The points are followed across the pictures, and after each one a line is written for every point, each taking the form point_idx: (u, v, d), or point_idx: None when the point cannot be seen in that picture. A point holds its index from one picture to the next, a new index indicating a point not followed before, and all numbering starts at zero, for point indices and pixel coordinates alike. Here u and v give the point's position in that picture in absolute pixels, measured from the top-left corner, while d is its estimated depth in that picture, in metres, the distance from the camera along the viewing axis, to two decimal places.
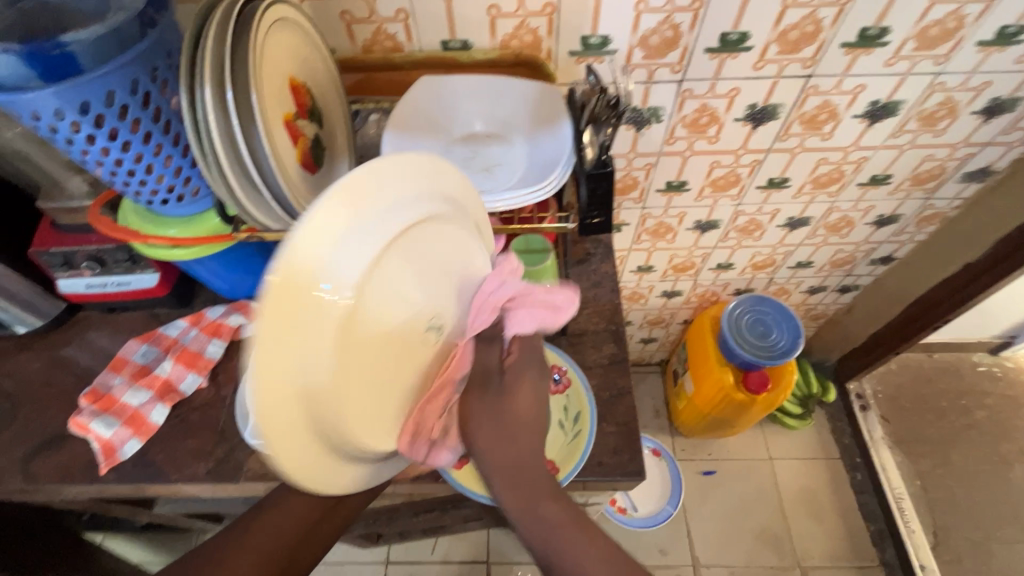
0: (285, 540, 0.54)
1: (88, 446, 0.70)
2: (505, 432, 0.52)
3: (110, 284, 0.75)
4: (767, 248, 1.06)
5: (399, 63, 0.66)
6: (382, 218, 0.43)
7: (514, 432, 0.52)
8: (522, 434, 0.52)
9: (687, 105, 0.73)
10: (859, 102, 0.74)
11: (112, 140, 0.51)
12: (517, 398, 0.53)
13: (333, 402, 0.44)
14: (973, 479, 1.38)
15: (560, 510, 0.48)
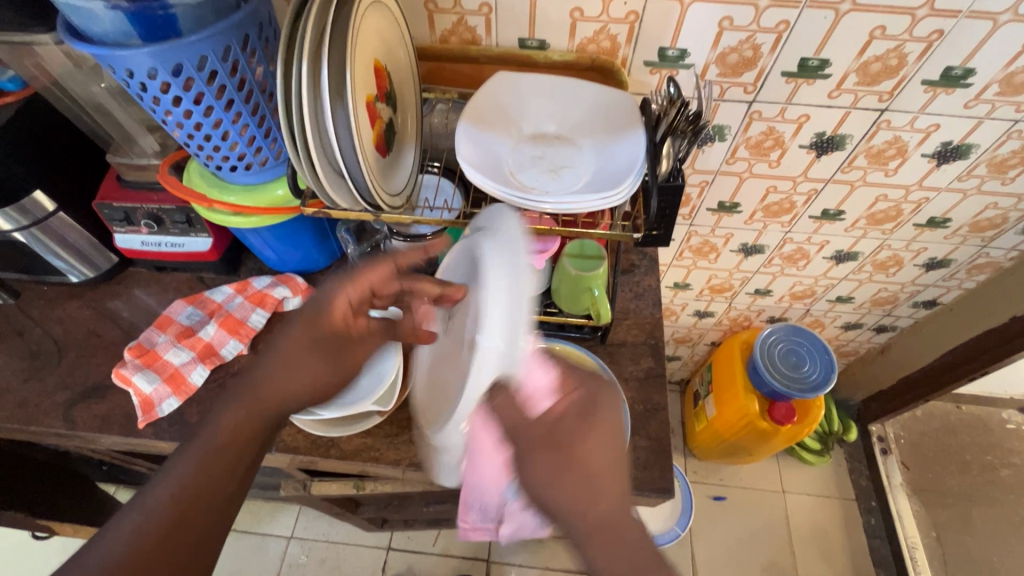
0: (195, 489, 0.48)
1: (128, 399, 0.72)
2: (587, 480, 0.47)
3: (165, 244, 0.76)
4: (810, 279, 1.05)
5: (473, 56, 0.66)
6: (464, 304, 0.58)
7: (583, 480, 0.47)
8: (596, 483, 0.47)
9: (754, 127, 0.72)
10: (930, 141, 0.72)
11: (196, 104, 0.53)
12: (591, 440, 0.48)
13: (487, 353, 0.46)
14: (991, 538, 1.34)
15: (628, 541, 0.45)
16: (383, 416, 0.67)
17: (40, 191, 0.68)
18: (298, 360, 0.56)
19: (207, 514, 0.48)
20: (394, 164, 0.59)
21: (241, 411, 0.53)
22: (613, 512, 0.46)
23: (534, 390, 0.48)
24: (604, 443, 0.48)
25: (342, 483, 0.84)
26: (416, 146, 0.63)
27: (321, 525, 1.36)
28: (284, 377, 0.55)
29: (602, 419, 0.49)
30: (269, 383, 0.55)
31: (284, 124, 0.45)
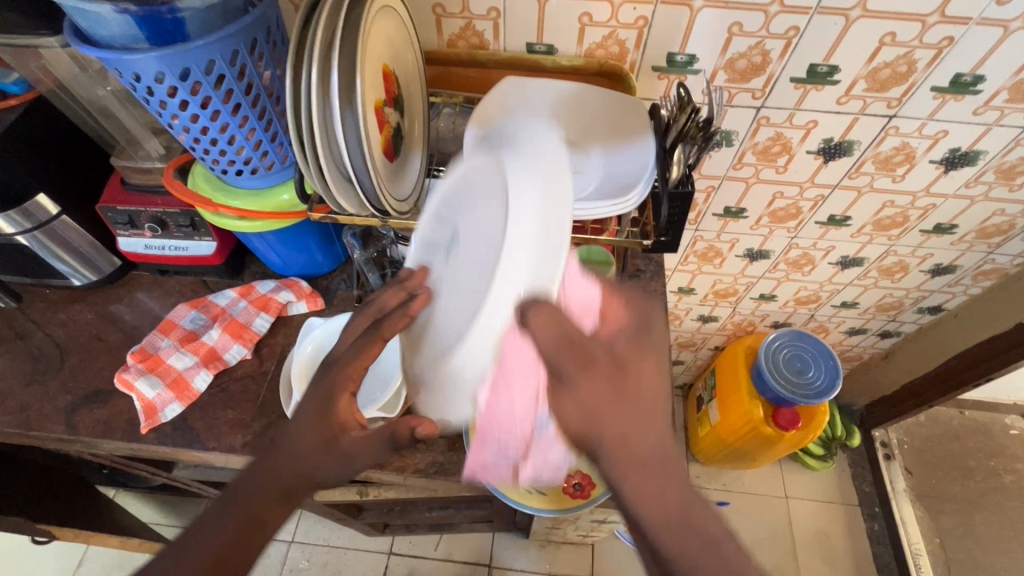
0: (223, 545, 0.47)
1: (130, 404, 0.71)
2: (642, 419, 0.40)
3: (168, 248, 0.76)
4: (814, 285, 1.05)
5: (480, 60, 0.65)
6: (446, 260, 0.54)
7: (637, 411, 0.40)
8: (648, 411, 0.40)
9: (762, 132, 0.72)
10: (938, 147, 0.72)
11: (203, 109, 0.52)
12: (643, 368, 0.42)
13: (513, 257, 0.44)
14: (996, 545, 1.33)
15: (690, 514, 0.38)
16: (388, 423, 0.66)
17: (43, 194, 0.67)
18: (319, 450, 0.51)
19: (247, 560, 0.48)
20: (402, 168, 0.59)
21: (271, 474, 0.50)
22: (667, 454, 0.40)
23: (580, 305, 0.45)
24: (658, 373, 0.42)
25: (345, 489, 0.84)
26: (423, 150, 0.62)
27: (322, 529, 1.35)
28: (305, 464, 0.50)
29: (659, 341, 0.43)
30: (296, 459, 0.50)
31: (292, 130, 0.45)
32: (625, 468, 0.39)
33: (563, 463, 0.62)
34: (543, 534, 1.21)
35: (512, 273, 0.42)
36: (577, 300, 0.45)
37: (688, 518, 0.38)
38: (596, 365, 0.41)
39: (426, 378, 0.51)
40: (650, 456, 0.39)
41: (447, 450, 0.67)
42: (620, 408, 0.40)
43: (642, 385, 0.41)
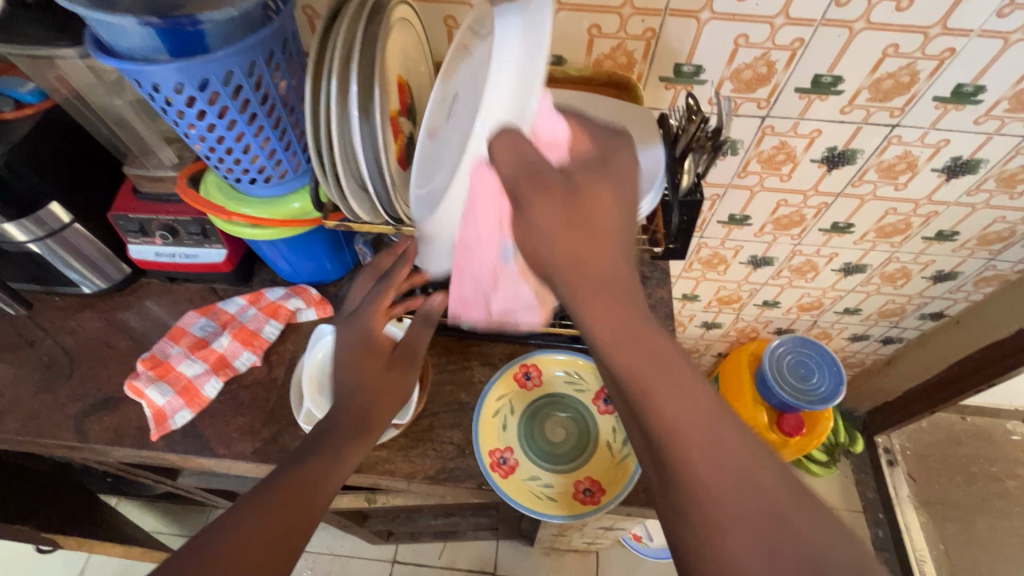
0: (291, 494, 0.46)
1: (140, 411, 0.71)
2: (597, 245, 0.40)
3: (179, 255, 0.76)
4: (817, 291, 1.05)
5: None
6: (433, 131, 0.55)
7: (593, 239, 0.40)
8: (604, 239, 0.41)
9: (766, 141, 0.73)
10: (940, 156, 0.73)
11: (220, 118, 0.53)
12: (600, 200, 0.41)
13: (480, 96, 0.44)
14: (1000, 551, 1.33)
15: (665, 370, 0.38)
16: (398, 430, 0.66)
17: (56, 202, 0.68)
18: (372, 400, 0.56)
19: (305, 520, 0.46)
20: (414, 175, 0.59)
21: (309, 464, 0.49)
22: (621, 279, 0.40)
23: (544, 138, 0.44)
24: (614, 202, 0.42)
25: (354, 497, 0.84)
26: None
27: (326, 538, 1.34)
28: (360, 412, 0.55)
29: (618, 171, 0.44)
30: (343, 437, 0.53)
31: (311, 139, 0.46)
32: (576, 288, 0.40)
33: (533, 303, 0.59)
34: (549, 542, 1.21)
35: (487, 116, 0.42)
36: (544, 131, 0.44)
37: (675, 385, 0.37)
38: (549, 188, 0.40)
39: (417, 229, 0.54)
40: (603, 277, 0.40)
41: (457, 456, 0.67)
42: (574, 235, 0.40)
43: (594, 208, 0.41)
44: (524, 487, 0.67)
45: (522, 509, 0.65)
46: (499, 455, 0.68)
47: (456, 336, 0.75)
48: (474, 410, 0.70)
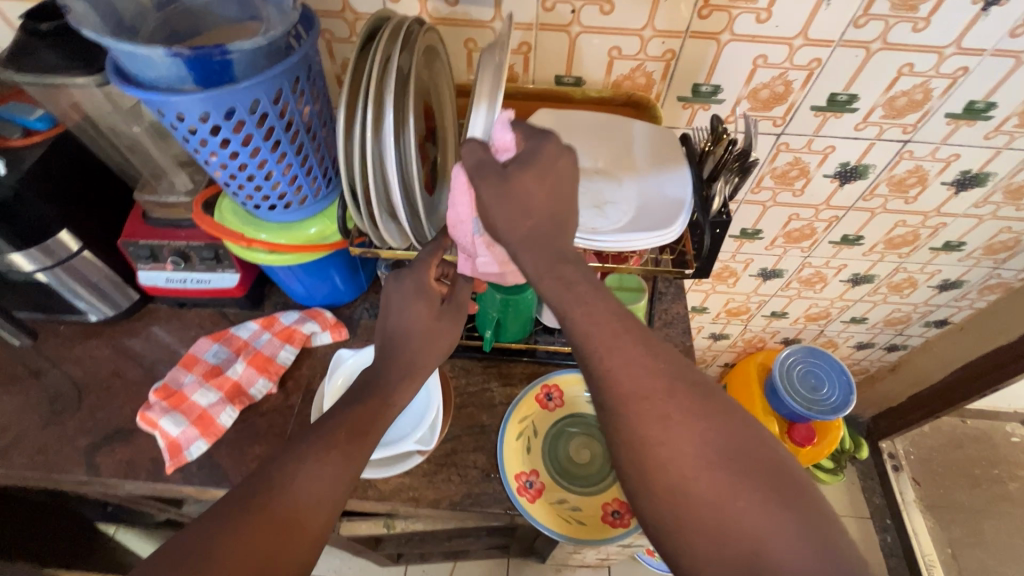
0: (305, 492, 0.43)
1: (154, 443, 0.69)
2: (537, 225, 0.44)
3: (190, 281, 0.75)
4: (825, 301, 1.06)
5: (512, 92, 0.66)
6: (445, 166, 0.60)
7: (525, 214, 0.44)
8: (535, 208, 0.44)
9: (780, 158, 0.74)
10: (950, 170, 0.74)
11: (244, 145, 0.52)
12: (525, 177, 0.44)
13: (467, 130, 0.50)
14: (1007, 554, 1.35)
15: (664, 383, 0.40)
16: (423, 456, 0.66)
17: (64, 231, 0.66)
18: (420, 343, 0.54)
19: (315, 517, 0.43)
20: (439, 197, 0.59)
21: (285, 484, 0.43)
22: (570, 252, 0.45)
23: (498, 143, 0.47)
24: (535, 177, 0.44)
25: (372, 523, 0.82)
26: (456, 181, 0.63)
27: (333, 561, 1.32)
28: (412, 357, 0.54)
29: (549, 164, 0.45)
30: (342, 441, 0.47)
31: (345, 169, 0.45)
32: (520, 246, 0.44)
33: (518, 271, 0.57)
34: (562, 558, 1.20)
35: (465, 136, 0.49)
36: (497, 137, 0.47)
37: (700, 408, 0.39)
38: (487, 174, 0.44)
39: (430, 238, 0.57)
40: (533, 237, 0.44)
41: (483, 481, 0.66)
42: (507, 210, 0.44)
43: (525, 183, 0.44)
44: (552, 512, 0.66)
45: (553, 535, 0.63)
46: (525, 479, 0.67)
47: (476, 357, 0.75)
48: (498, 434, 0.69)
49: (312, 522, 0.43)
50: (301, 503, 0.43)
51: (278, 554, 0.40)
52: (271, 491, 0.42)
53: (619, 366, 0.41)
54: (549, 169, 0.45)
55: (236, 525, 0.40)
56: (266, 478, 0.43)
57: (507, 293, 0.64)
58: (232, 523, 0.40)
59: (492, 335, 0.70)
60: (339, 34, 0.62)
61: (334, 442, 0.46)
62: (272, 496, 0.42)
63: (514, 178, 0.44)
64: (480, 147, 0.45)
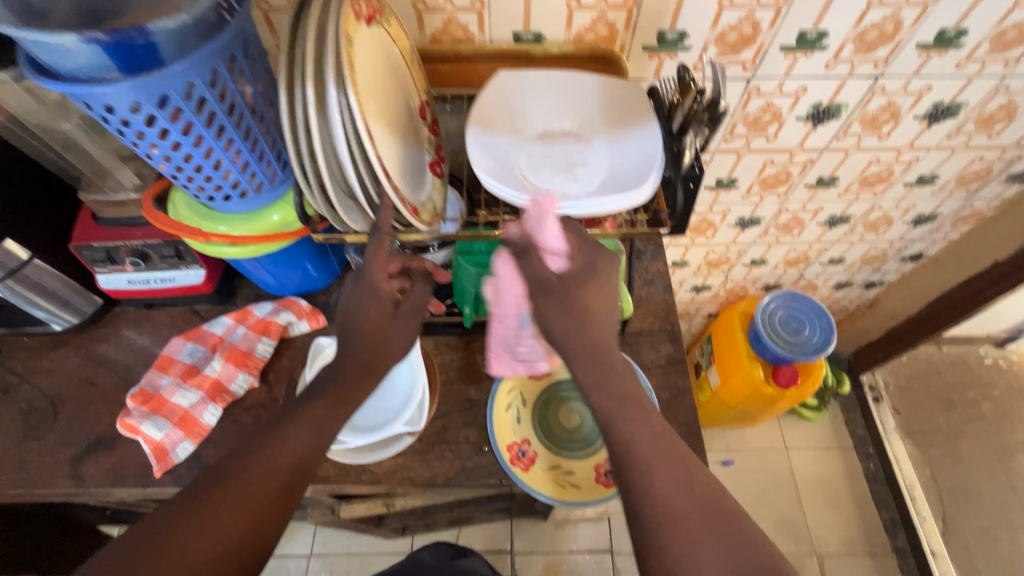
0: (257, 479, 0.46)
1: (138, 448, 0.68)
2: (597, 342, 0.50)
3: (153, 280, 0.72)
4: (804, 245, 1.07)
5: (467, 55, 0.63)
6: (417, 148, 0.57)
7: (588, 327, 0.50)
8: (592, 321, 0.50)
9: (752, 103, 0.72)
10: (923, 102, 0.73)
11: (185, 136, 0.49)
12: (587, 295, 0.50)
13: (375, 102, 0.47)
14: (982, 469, 1.42)
15: (694, 505, 0.43)
16: (414, 436, 0.66)
17: (10, 240, 0.62)
18: (378, 342, 0.54)
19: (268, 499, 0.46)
20: (410, 154, 0.55)
21: (247, 471, 0.46)
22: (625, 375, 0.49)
23: (550, 246, 0.51)
24: (594, 295, 0.50)
25: (370, 503, 0.83)
26: (430, 147, 0.61)
27: (340, 539, 1.35)
28: (372, 354, 0.54)
29: (597, 282, 0.51)
30: (307, 424, 0.50)
31: (292, 152, 0.42)
32: (580, 350, 0.49)
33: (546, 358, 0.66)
34: (563, 514, 1.24)
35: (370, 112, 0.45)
36: (548, 237, 0.51)
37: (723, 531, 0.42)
38: (549, 290, 0.50)
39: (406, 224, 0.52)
40: (587, 347, 0.49)
41: (476, 455, 0.67)
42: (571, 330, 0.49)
43: (591, 299, 0.50)
44: (547, 478, 0.66)
45: (548, 501, 0.64)
46: (517, 449, 0.67)
47: (458, 333, 0.74)
48: (487, 407, 0.69)
49: (268, 505, 0.46)
50: (256, 488, 0.46)
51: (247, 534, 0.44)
52: (237, 478, 0.46)
53: (677, 472, 0.45)
54: (604, 284, 0.51)
55: (194, 513, 0.44)
56: (223, 470, 0.47)
57: (482, 267, 0.62)
58: (201, 509, 0.44)
59: (472, 309, 0.68)
60: (274, 3, 0.57)
61: (284, 434, 0.49)
62: (239, 482, 0.46)
63: (574, 295, 0.50)
64: (538, 257, 0.51)
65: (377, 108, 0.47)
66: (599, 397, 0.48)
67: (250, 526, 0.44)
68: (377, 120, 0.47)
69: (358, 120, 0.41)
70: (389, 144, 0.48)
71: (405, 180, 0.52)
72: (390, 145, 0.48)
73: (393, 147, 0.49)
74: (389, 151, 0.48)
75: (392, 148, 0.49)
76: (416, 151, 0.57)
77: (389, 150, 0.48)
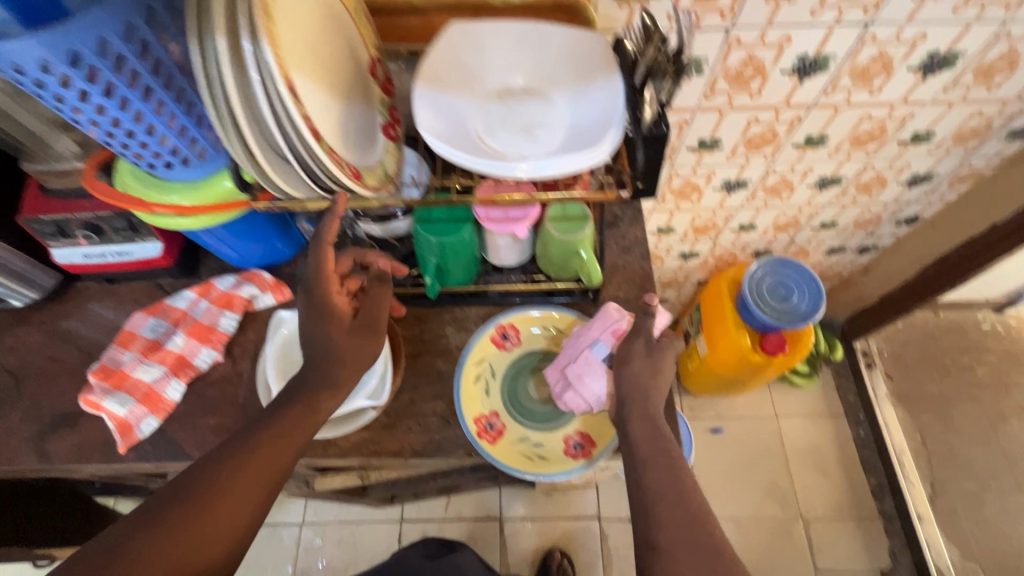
0: (223, 493, 0.45)
1: (103, 424, 0.67)
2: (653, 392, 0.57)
3: (110, 254, 0.70)
4: (793, 209, 1.03)
5: (421, 7, 0.58)
6: (365, 109, 0.54)
7: (654, 380, 0.57)
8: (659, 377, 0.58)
9: (733, 56, 0.67)
10: (917, 52, 0.68)
11: (108, 97, 0.46)
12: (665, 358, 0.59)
13: (304, 56, 0.44)
14: (973, 434, 1.41)
15: (705, 540, 0.47)
16: (378, 410, 0.64)
17: None
18: (340, 357, 0.54)
19: (230, 515, 0.45)
20: (354, 115, 0.51)
21: (214, 484, 0.45)
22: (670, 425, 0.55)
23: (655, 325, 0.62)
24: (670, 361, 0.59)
25: (346, 475, 0.83)
26: (382, 108, 0.57)
27: (331, 507, 1.36)
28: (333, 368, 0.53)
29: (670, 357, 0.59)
30: (272, 442, 0.48)
31: (212, 113, 0.39)
32: (640, 392, 0.57)
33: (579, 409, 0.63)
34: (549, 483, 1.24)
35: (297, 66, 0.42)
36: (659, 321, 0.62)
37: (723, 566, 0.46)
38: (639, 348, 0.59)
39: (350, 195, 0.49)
40: (644, 393, 0.57)
41: (443, 428, 0.65)
42: (646, 374, 0.58)
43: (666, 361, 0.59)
44: (514, 451, 0.65)
45: (514, 474, 0.63)
46: (485, 422, 0.66)
47: (426, 305, 0.72)
48: (454, 379, 0.68)
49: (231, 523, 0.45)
50: (218, 505, 0.45)
51: (199, 559, 0.43)
52: (200, 500, 0.44)
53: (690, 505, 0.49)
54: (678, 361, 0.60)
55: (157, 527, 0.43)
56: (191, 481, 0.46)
57: (442, 235, 0.59)
58: (155, 534, 0.43)
59: (436, 280, 0.66)
60: None
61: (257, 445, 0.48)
62: (200, 504, 0.44)
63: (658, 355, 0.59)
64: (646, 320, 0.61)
65: (308, 62, 0.44)
66: (643, 435, 0.54)
67: (210, 543, 0.44)
68: (306, 74, 0.43)
69: (276, 77, 0.38)
70: (322, 102, 0.45)
71: (348, 141, 0.49)
72: (323, 103, 0.45)
73: (328, 107, 0.46)
74: (323, 109, 0.45)
75: (327, 107, 0.46)
76: (365, 112, 0.54)
77: (323, 110, 0.45)
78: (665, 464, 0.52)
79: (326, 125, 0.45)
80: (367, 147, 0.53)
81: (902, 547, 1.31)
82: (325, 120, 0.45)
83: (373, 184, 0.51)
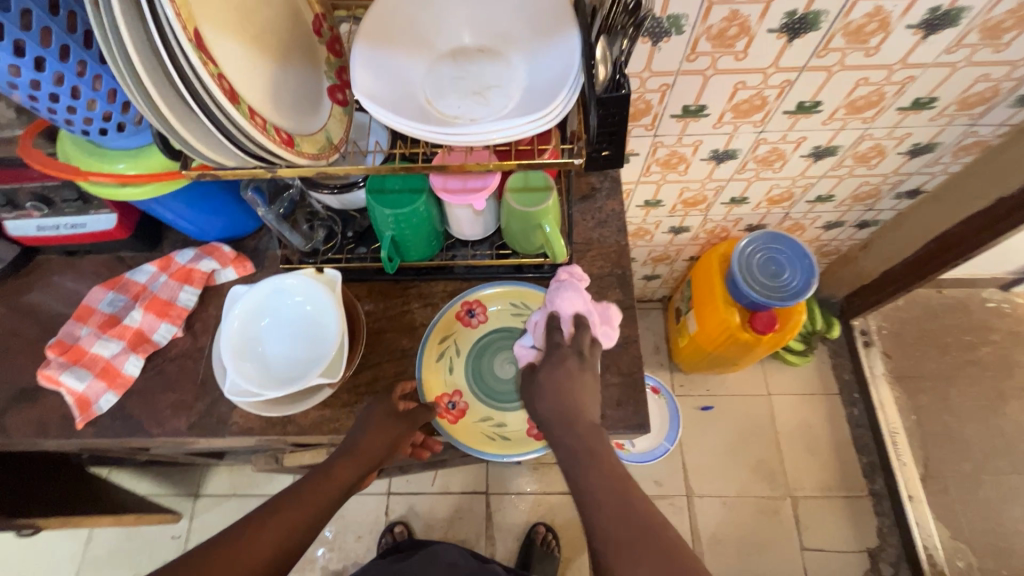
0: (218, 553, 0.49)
1: (62, 399, 0.66)
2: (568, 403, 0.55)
3: (64, 226, 0.68)
4: (787, 181, 0.98)
5: None
6: (313, 73, 0.51)
7: (562, 387, 0.55)
8: (574, 384, 0.56)
9: (715, 13, 0.62)
10: (916, 9, 0.62)
11: (20, 57, 0.42)
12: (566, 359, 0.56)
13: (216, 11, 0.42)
14: (971, 414, 1.38)
15: (631, 527, 0.45)
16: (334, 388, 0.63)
17: None
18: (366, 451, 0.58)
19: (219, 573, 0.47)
20: (292, 78, 0.48)
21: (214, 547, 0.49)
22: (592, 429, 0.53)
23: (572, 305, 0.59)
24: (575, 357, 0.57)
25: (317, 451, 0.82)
26: (330, 70, 0.53)
27: None
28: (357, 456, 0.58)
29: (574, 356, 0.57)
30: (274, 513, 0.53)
31: (116, 71, 0.35)
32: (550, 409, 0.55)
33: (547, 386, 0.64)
34: None
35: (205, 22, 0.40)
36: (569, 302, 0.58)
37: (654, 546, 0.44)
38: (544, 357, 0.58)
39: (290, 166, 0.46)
40: (555, 411, 0.55)
41: None
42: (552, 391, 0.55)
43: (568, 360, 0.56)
44: (475, 431, 0.63)
45: (472, 454, 0.61)
46: (448, 401, 0.65)
47: (391, 280, 0.70)
48: (416, 356, 0.66)
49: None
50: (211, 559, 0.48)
51: None
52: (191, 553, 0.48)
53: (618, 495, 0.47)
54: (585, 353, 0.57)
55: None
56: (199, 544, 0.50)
57: (396, 208, 0.56)
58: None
59: (392, 254, 0.63)
60: None
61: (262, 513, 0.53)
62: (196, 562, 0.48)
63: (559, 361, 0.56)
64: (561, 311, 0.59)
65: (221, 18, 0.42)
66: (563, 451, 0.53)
67: None
68: (216, 30, 0.41)
69: (176, 26, 0.35)
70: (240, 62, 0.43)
71: (280, 104, 0.46)
72: (241, 64, 0.43)
73: (250, 67, 0.44)
74: (242, 70, 0.43)
75: (248, 69, 0.43)
76: (308, 75, 0.50)
77: (242, 72, 0.43)
78: (602, 472, 0.50)
79: (245, 88, 0.42)
80: (312, 112, 0.50)
81: (890, 527, 1.29)
82: (244, 83, 0.43)
83: (314, 152, 0.48)
